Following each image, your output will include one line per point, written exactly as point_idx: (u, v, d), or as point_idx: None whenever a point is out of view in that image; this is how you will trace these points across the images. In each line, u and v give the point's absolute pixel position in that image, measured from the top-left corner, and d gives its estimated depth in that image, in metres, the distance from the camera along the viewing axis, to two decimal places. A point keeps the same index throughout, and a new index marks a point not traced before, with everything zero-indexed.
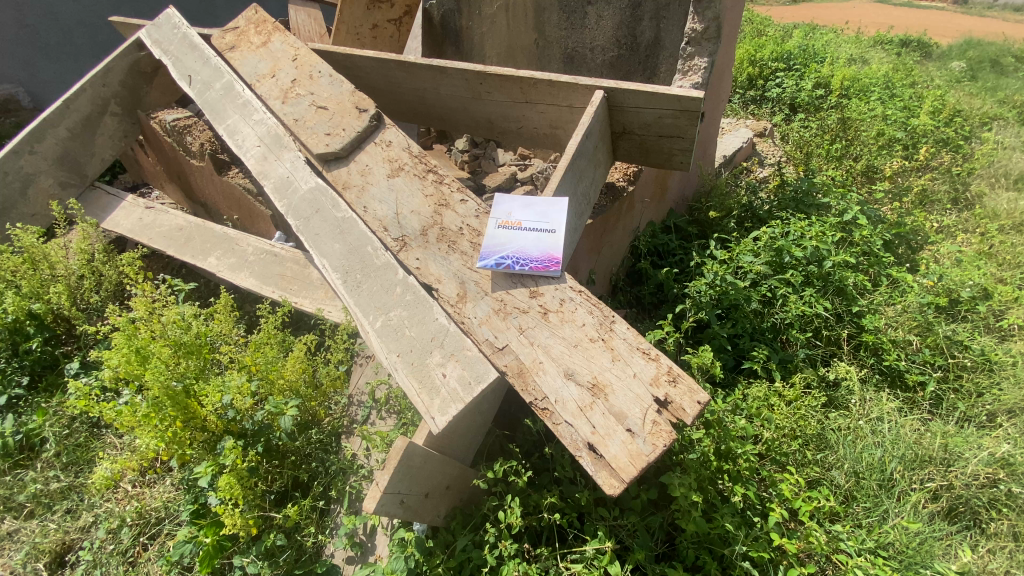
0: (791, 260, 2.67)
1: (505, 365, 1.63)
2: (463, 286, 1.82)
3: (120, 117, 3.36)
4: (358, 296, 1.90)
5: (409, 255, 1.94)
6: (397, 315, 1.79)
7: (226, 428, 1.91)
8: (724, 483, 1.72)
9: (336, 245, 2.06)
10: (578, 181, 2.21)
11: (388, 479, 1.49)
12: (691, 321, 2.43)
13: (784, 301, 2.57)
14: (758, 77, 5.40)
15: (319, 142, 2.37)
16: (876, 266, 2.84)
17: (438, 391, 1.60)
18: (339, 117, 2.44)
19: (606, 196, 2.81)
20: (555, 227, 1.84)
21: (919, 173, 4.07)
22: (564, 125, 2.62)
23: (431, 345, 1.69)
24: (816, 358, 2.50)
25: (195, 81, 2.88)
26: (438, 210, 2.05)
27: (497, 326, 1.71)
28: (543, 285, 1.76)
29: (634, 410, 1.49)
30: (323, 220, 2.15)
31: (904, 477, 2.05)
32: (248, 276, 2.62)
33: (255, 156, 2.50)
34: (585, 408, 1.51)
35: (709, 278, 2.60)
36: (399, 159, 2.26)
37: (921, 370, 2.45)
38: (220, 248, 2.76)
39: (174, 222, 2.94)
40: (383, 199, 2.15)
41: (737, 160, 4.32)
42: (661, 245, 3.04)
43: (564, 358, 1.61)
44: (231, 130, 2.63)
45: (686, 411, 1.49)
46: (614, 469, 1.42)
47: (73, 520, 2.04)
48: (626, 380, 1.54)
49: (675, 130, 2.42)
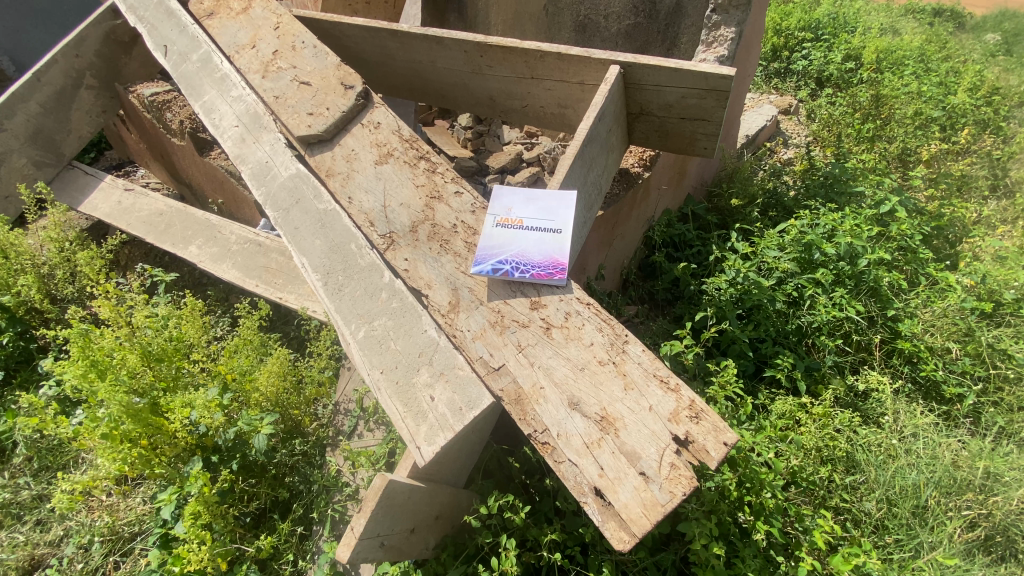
0: (821, 258, 2.46)
1: (501, 390, 1.39)
2: (456, 292, 1.59)
3: (97, 90, 3.13)
4: (339, 301, 1.67)
5: (396, 255, 1.73)
6: (382, 325, 1.58)
7: (198, 443, 1.72)
8: (744, 516, 1.56)
9: (315, 241, 1.83)
10: (589, 169, 1.96)
11: (366, 523, 1.32)
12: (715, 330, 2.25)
13: (811, 303, 2.38)
14: (783, 48, 5.02)
15: (301, 122, 2.16)
16: (914, 264, 2.59)
17: (425, 416, 1.40)
18: (322, 94, 2.23)
19: (619, 183, 2.56)
20: (561, 228, 1.61)
21: (957, 157, 3.77)
22: (574, 104, 2.35)
23: (419, 362, 1.49)
24: (845, 365, 2.31)
25: (171, 52, 2.62)
26: (429, 203, 1.83)
27: (493, 342, 1.47)
28: (546, 294, 1.51)
29: (650, 449, 1.22)
30: (303, 212, 1.92)
31: (941, 506, 1.84)
32: (231, 267, 2.46)
33: (232, 136, 2.27)
34: (592, 446, 1.24)
35: (730, 276, 2.42)
36: (387, 144, 2.04)
37: (960, 382, 2.24)
38: (202, 236, 2.59)
39: (153, 207, 2.77)
40: (370, 189, 1.93)
41: (759, 141, 4.03)
42: (677, 236, 2.84)
43: (568, 383, 1.35)
44: (208, 107, 2.40)
45: (710, 454, 1.20)
46: (624, 521, 1.16)
47: (43, 533, 1.93)
48: (639, 413, 1.27)
49: (699, 112, 2.13)
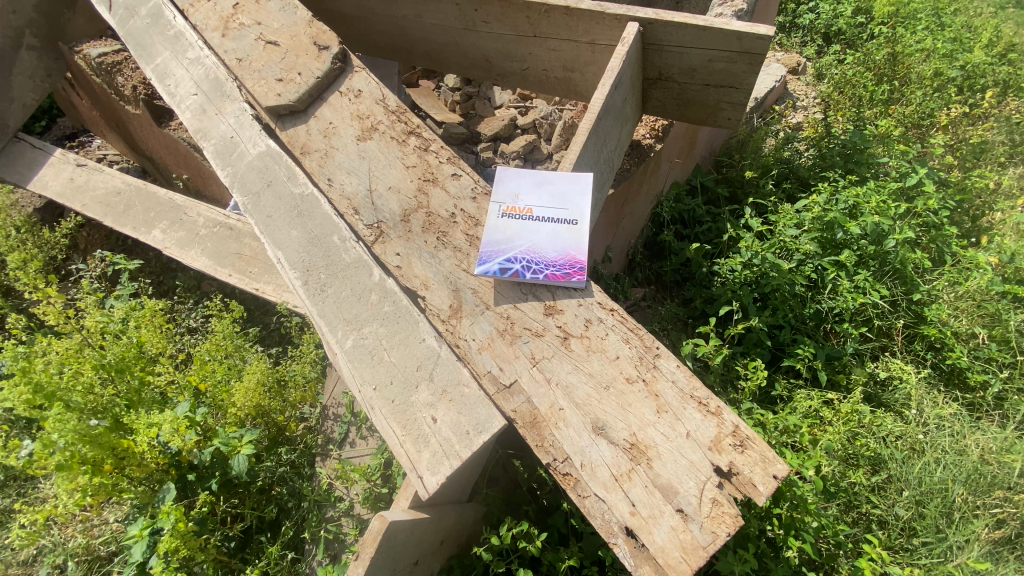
0: (843, 238, 2.28)
1: (514, 411, 1.22)
2: (458, 295, 1.40)
3: (38, 51, 2.73)
4: (321, 303, 1.45)
5: (387, 249, 1.52)
6: (373, 333, 1.38)
7: (172, 462, 1.53)
8: (773, 531, 1.44)
9: (291, 232, 1.59)
10: (603, 144, 1.73)
11: (366, 570, 1.17)
12: (738, 328, 2.07)
13: (834, 286, 2.22)
14: (789, 1, 4.68)
15: (269, 91, 1.88)
16: (937, 242, 2.44)
17: (427, 441, 1.22)
18: (292, 55, 1.94)
19: (629, 157, 2.34)
20: (575, 218, 1.44)
21: (976, 121, 3.55)
22: (582, 68, 2.06)
23: (417, 377, 1.30)
24: (865, 353, 2.18)
25: (115, 6, 2.27)
26: (422, 187, 1.61)
27: (503, 354, 1.29)
28: (561, 298, 1.35)
29: (688, 482, 1.08)
30: (275, 196, 1.67)
31: (968, 504, 1.73)
32: (200, 254, 2.20)
33: (190, 106, 1.97)
34: (622, 479, 1.09)
35: (746, 258, 2.25)
36: (371, 117, 1.79)
37: (985, 369, 2.13)
38: (167, 218, 2.32)
39: (110, 185, 2.47)
40: (353, 170, 1.69)
41: (768, 103, 3.77)
42: (687, 211, 2.63)
43: (591, 404, 1.19)
44: (160, 71, 2.08)
45: (758, 488, 1.07)
46: (661, 568, 1.02)
47: (14, 552, 1.74)
48: (675, 441, 1.12)
49: (727, 78, 1.90)
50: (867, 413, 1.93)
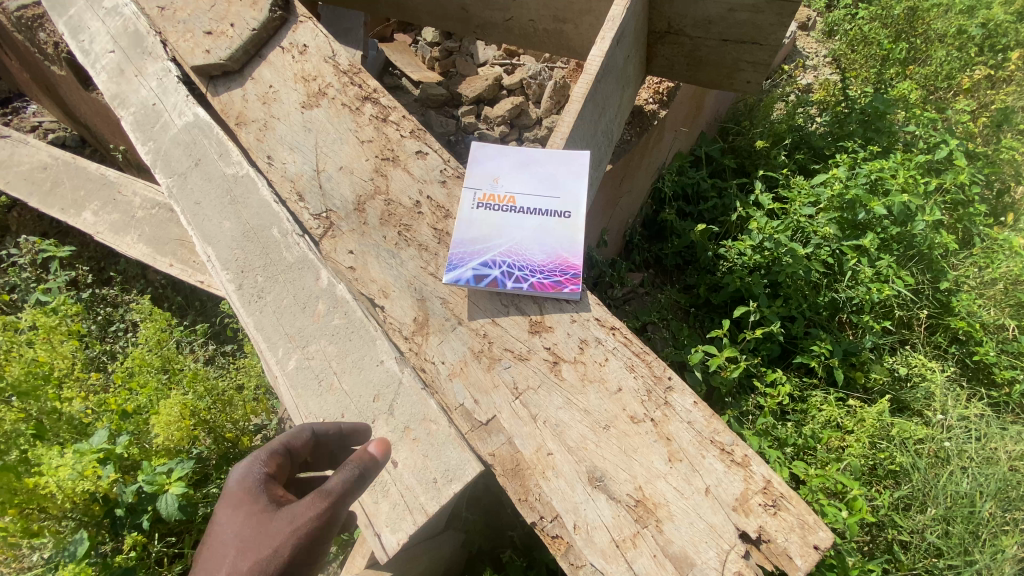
0: (865, 219, 2.02)
1: (492, 454, 1.00)
2: (424, 305, 1.15)
3: None
4: (258, 314, 1.18)
5: (338, 246, 1.25)
6: (320, 352, 1.12)
7: (92, 501, 1.29)
8: None
9: (222, 223, 1.30)
10: (601, 113, 1.45)
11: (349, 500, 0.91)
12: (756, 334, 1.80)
13: (854, 273, 1.98)
14: None
15: (195, 46, 1.55)
16: (964, 222, 2.21)
17: (386, 491, 0.99)
18: (223, 2, 1.60)
19: (629, 126, 2.05)
20: (568, 212, 1.20)
21: (1000, 85, 3.25)
22: (576, 18, 1.75)
23: (373, 409, 1.05)
24: (884, 347, 1.98)
25: None
26: (380, 167, 1.33)
27: (479, 382, 1.07)
28: (550, 310, 1.12)
29: (705, 551, 0.90)
30: (204, 178, 1.37)
31: (998, 520, 1.55)
32: (136, 241, 1.90)
33: (105, 66, 1.62)
34: (625, 546, 0.91)
35: (755, 241, 2.00)
36: (318, 78, 1.48)
37: (1013, 365, 1.94)
38: (97, 198, 2.00)
39: (34, 159, 2.13)
40: (297, 146, 1.39)
41: None
42: (690, 186, 2.36)
43: (588, 450, 0.98)
44: (70, 24, 1.72)
45: (791, 560, 0.89)
46: None
47: None
48: (690, 499, 0.93)
49: (749, 32, 1.60)
50: (891, 420, 1.73)
